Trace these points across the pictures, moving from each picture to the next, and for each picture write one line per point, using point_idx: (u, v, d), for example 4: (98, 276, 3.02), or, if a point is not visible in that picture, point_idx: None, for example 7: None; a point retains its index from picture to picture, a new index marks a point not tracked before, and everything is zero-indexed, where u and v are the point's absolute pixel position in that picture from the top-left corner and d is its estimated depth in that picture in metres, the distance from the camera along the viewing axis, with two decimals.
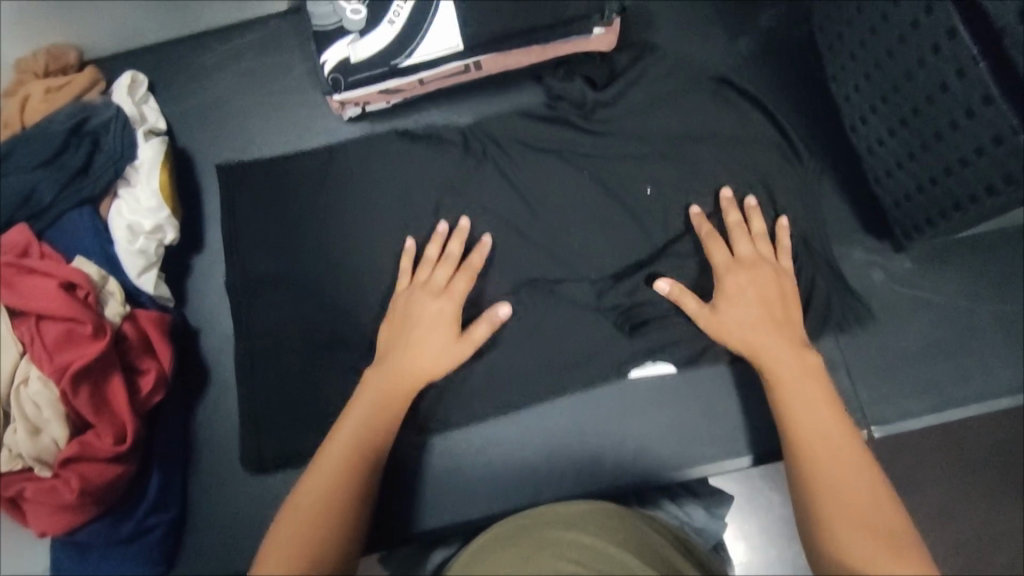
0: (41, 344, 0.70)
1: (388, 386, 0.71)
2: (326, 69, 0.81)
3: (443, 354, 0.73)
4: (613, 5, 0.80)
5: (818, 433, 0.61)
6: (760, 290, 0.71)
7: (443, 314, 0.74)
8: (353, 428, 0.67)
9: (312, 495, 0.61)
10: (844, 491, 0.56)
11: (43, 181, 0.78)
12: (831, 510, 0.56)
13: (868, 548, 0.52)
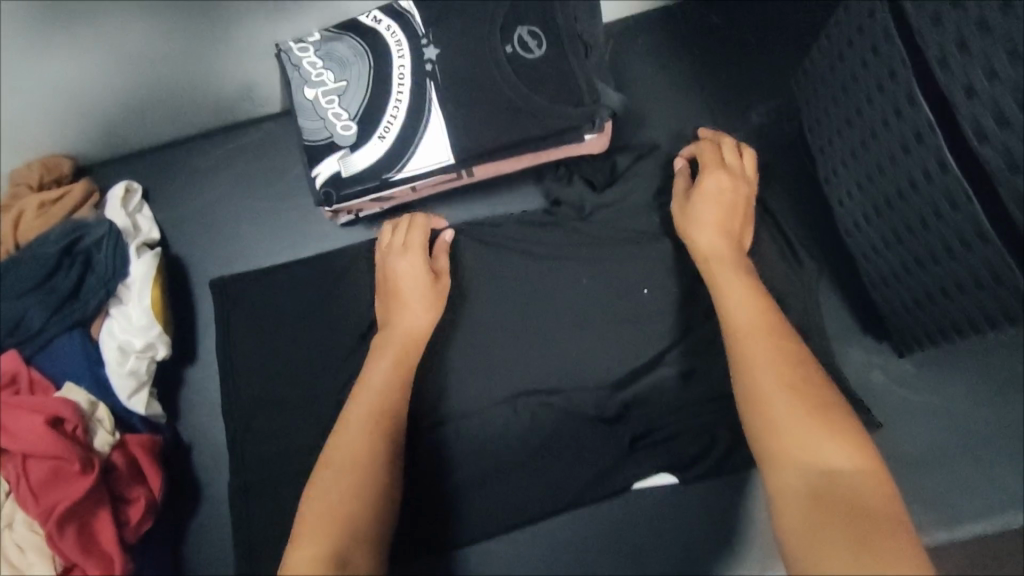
0: (26, 483, 0.68)
1: (391, 367, 0.69)
2: (318, 182, 0.81)
3: (429, 316, 0.75)
4: (604, 112, 0.80)
5: (758, 342, 0.58)
6: (728, 199, 0.73)
7: (415, 263, 0.76)
8: (360, 421, 0.63)
9: (338, 465, 0.59)
10: (791, 388, 0.53)
11: (34, 306, 0.78)
12: (775, 413, 0.52)
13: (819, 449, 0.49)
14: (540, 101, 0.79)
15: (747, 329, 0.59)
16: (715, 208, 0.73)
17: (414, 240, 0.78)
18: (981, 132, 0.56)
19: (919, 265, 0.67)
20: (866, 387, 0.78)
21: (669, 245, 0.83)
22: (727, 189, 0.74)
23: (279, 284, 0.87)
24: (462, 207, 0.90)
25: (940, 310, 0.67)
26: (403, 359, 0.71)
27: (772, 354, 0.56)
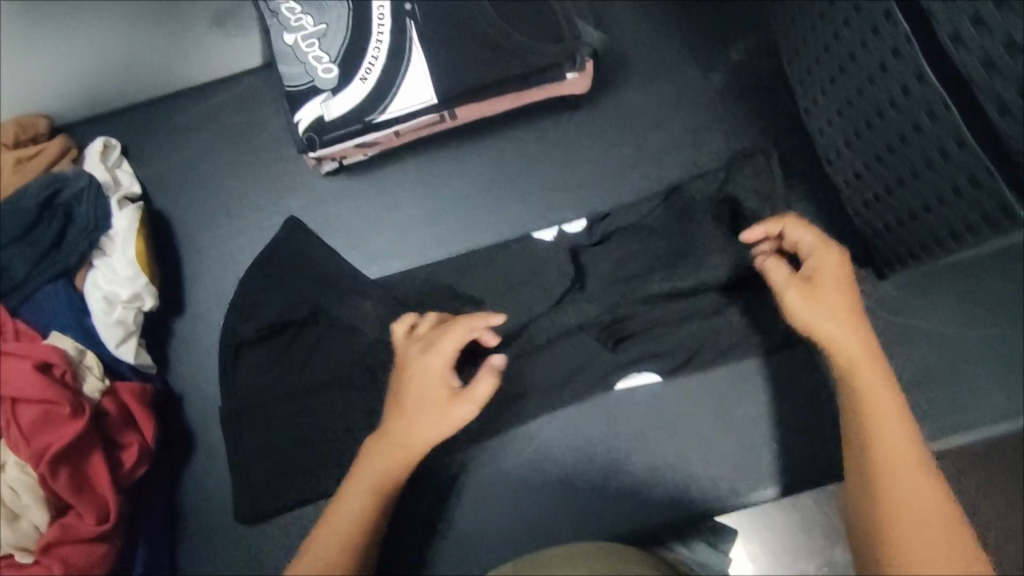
0: (17, 428, 0.68)
1: (376, 485, 0.62)
2: (301, 128, 0.80)
3: (432, 435, 0.62)
4: (586, 49, 0.81)
5: (894, 436, 0.55)
6: (845, 279, 0.61)
7: (433, 373, 0.63)
8: (350, 508, 0.62)
9: (316, 556, 0.59)
10: (929, 497, 0.52)
11: (18, 257, 0.78)
12: (921, 517, 0.51)
13: (960, 559, 0.50)
14: (520, 40, 0.80)
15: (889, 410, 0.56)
16: (843, 301, 0.59)
17: (428, 362, 0.64)
18: (956, 37, 0.57)
19: (901, 182, 0.68)
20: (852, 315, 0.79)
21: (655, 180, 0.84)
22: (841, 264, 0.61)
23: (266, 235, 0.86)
24: (446, 151, 0.90)
25: (921, 226, 0.68)
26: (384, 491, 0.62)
27: (913, 450, 0.54)
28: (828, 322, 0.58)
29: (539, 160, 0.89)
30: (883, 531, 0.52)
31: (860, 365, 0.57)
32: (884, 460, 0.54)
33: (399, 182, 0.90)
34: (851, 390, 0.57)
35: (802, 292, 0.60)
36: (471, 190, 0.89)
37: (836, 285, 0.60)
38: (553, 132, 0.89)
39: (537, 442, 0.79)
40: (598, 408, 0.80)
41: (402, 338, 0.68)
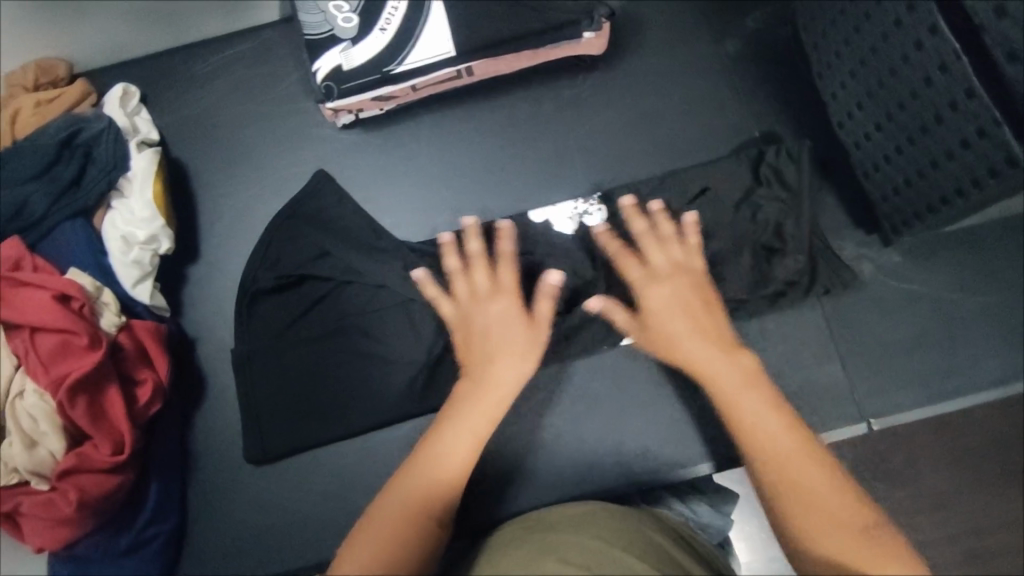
0: (37, 356, 0.69)
1: (478, 413, 0.61)
2: (319, 78, 0.82)
3: (528, 362, 0.66)
4: (602, 9, 0.82)
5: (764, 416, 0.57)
6: (678, 293, 0.69)
7: (508, 312, 0.70)
8: (457, 421, 0.60)
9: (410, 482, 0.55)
10: (803, 473, 0.52)
11: (37, 193, 0.78)
12: (793, 492, 0.52)
13: (821, 503, 0.51)
14: None
15: (738, 394, 0.59)
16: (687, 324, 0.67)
17: (501, 302, 0.71)
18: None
19: (911, 141, 0.70)
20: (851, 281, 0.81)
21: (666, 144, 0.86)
22: (678, 281, 0.71)
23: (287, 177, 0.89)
24: (461, 108, 0.91)
25: (929, 185, 0.70)
26: (487, 424, 0.61)
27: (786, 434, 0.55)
28: (673, 342, 0.66)
29: (554, 120, 0.90)
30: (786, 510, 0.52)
31: (711, 374, 0.62)
32: (755, 452, 0.55)
33: (413, 137, 0.91)
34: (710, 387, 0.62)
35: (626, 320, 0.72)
36: (486, 147, 0.90)
37: (666, 307, 0.69)
38: (568, 91, 0.90)
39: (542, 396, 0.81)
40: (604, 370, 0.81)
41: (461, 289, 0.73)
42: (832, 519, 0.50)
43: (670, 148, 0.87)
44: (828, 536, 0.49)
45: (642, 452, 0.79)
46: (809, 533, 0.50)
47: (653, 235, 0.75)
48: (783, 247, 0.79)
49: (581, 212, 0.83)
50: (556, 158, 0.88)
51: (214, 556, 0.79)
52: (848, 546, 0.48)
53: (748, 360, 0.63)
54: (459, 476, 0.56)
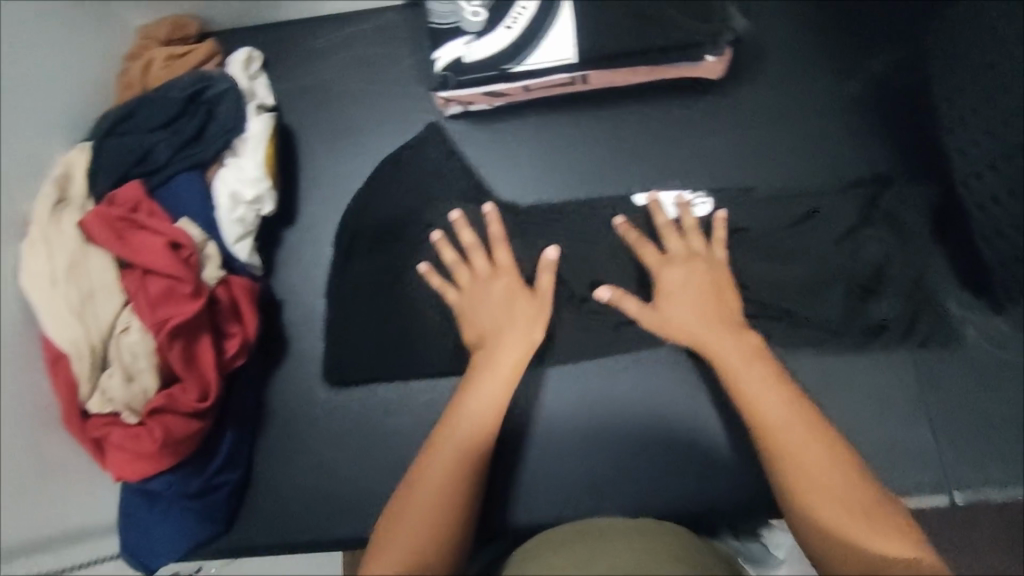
0: (144, 296, 0.73)
1: (491, 392, 0.73)
2: (437, 67, 0.83)
3: (535, 335, 0.79)
4: (727, 35, 0.82)
5: (774, 410, 0.66)
6: (693, 283, 0.79)
7: (512, 290, 0.81)
8: (480, 400, 0.72)
9: (439, 459, 0.66)
10: (809, 445, 0.63)
11: (161, 142, 0.82)
12: (792, 467, 0.62)
13: (826, 488, 0.60)
14: (669, 14, 0.81)
15: (739, 369, 0.71)
16: (700, 310, 0.77)
17: (500, 284, 0.81)
18: None
19: None
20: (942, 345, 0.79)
21: (772, 174, 0.86)
22: (705, 270, 0.80)
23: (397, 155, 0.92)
24: (569, 113, 0.91)
25: None
26: (505, 391, 0.74)
27: (792, 410, 0.66)
28: (675, 323, 0.77)
29: (661, 137, 0.89)
30: (802, 499, 0.60)
31: (716, 349, 0.74)
32: (762, 433, 0.65)
33: (517, 135, 0.92)
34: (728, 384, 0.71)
35: (647, 311, 0.79)
36: (588, 155, 0.90)
37: (680, 290, 0.79)
38: (678, 111, 0.89)
39: (620, 396, 0.84)
40: (671, 389, 0.83)
41: (460, 271, 0.83)
42: (842, 501, 0.59)
43: (774, 183, 0.86)
44: (837, 517, 0.58)
45: (659, 445, 0.82)
46: (824, 513, 0.59)
47: (673, 229, 0.83)
48: (879, 290, 0.81)
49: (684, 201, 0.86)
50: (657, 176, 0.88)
51: (277, 510, 0.83)
52: (863, 526, 0.57)
53: (754, 341, 0.74)
54: (484, 438, 0.70)
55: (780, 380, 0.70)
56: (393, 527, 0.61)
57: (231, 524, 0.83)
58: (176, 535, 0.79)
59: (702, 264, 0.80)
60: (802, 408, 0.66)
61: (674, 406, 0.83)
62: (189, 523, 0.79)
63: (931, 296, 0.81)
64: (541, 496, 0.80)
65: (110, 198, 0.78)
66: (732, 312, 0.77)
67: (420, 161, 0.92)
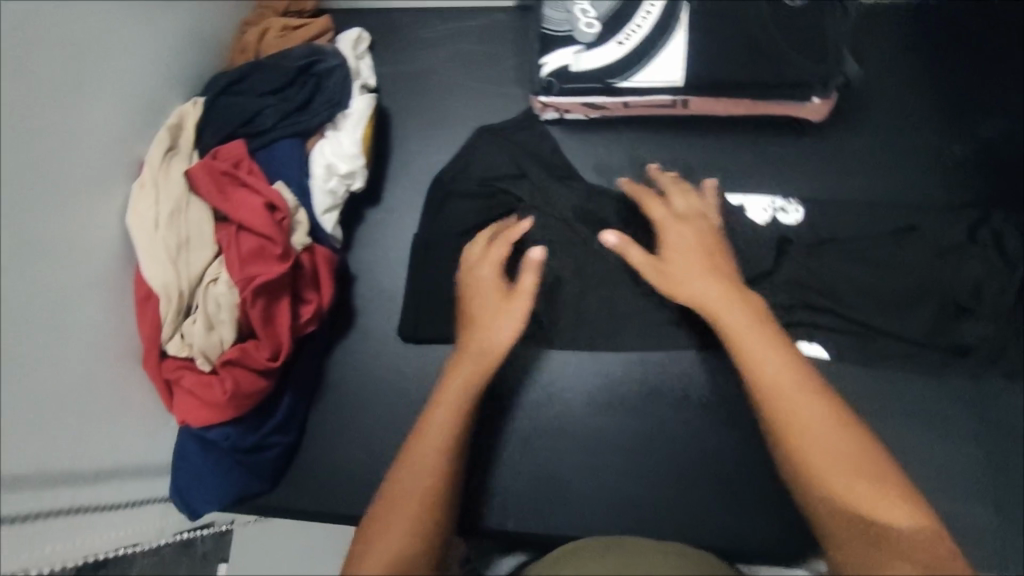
0: (236, 251, 0.75)
1: (472, 376, 0.72)
2: (543, 71, 0.85)
3: (512, 332, 0.76)
4: (838, 79, 0.82)
5: (780, 370, 0.62)
6: (699, 238, 0.75)
7: (490, 279, 0.79)
8: (457, 391, 0.71)
9: (413, 468, 0.64)
10: (816, 424, 0.59)
11: (270, 107, 0.85)
12: (798, 430, 0.59)
13: (832, 453, 0.57)
14: (783, 50, 0.80)
15: (744, 333, 0.65)
16: (687, 264, 0.73)
17: (485, 271, 0.80)
18: None
19: None
20: (998, 415, 0.82)
21: (863, 223, 0.86)
22: (694, 228, 0.77)
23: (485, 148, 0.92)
24: (663, 135, 0.92)
25: None
26: (485, 368, 0.73)
27: (803, 386, 0.61)
28: (684, 285, 0.71)
29: (752, 173, 0.90)
30: (808, 466, 0.57)
31: (716, 305, 0.69)
32: (769, 408, 0.61)
33: (607, 150, 0.93)
34: (730, 343, 0.66)
35: (653, 269, 0.74)
36: (677, 180, 0.91)
37: (683, 244, 0.75)
38: (771, 150, 0.90)
39: (614, 405, 0.87)
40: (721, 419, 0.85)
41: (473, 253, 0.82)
42: (851, 465, 0.57)
43: (860, 234, 0.85)
44: (846, 484, 0.56)
45: (687, 457, 0.84)
46: (829, 480, 0.56)
47: (671, 185, 0.82)
48: (920, 338, 0.82)
49: (778, 208, 0.87)
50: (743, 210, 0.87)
51: (325, 477, 0.85)
52: (869, 490, 0.55)
53: (756, 300, 0.70)
54: (465, 411, 0.70)
55: (778, 335, 0.66)
56: (367, 544, 0.58)
57: (277, 483, 0.85)
58: (224, 488, 0.81)
59: (706, 225, 0.77)
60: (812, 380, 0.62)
61: (710, 424, 0.85)
62: (238, 477, 0.81)
63: (1004, 347, 0.81)
64: (549, 500, 0.84)
65: (214, 152, 0.81)
66: (726, 270, 0.72)
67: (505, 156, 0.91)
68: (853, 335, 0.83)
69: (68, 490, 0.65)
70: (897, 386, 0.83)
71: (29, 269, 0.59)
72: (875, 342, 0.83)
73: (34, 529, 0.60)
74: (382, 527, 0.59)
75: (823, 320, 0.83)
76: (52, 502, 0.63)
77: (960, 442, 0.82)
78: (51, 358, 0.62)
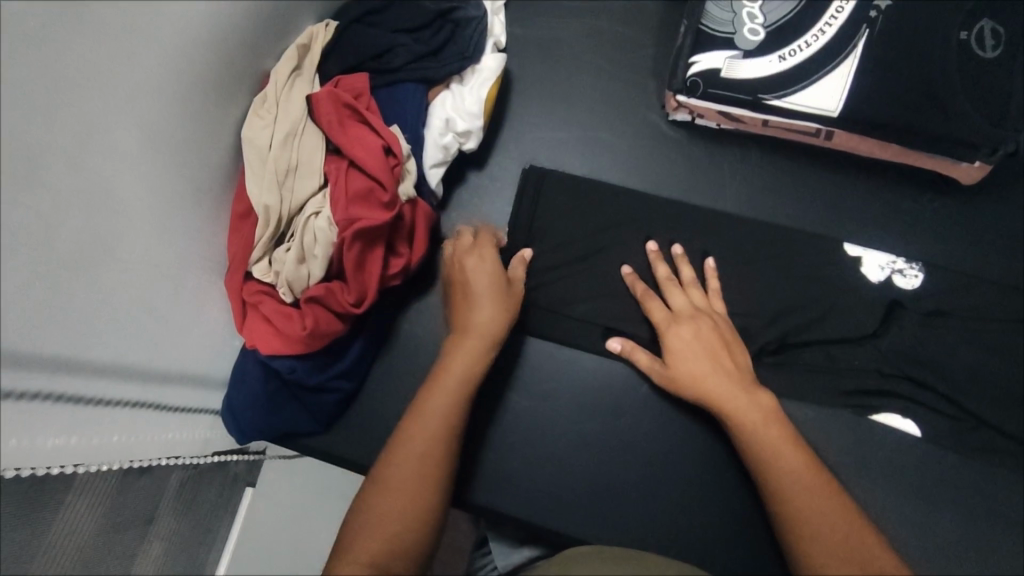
0: (343, 189, 0.73)
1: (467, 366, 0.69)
2: (692, 69, 0.79)
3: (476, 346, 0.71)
4: (1010, 146, 0.74)
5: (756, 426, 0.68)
6: (703, 339, 0.73)
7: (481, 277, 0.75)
8: (449, 385, 0.67)
9: (400, 463, 0.61)
10: (811, 495, 0.62)
11: (401, 46, 0.81)
12: (783, 491, 0.63)
13: (811, 508, 0.61)
14: (958, 102, 0.74)
15: (711, 382, 0.71)
16: (698, 353, 0.73)
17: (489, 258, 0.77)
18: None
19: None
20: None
21: (991, 304, 0.79)
22: (701, 328, 0.74)
23: (604, 139, 0.90)
24: (795, 163, 0.86)
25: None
26: (472, 352, 0.70)
27: (795, 458, 0.65)
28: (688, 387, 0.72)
29: (881, 224, 0.84)
30: (798, 528, 0.60)
31: (726, 399, 0.70)
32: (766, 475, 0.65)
33: (732, 165, 0.87)
34: (699, 393, 0.71)
35: (640, 291, 0.79)
36: (800, 212, 0.85)
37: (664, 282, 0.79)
38: (907, 204, 0.84)
39: (608, 409, 0.81)
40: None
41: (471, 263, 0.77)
42: (821, 519, 0.60)
43: (986, 316, 0.79)
44: (823, 537, 0.59)
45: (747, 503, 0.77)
46: (810, 536, 0.59)
47: (674, 281, 0.79)
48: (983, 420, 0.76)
49: (897, 269, 0.81)
50: (860, 262, 0.81)
51: (373, 431, 0.84)
52: (842, 536, 0.59)
53: (731, 338, 0.75)
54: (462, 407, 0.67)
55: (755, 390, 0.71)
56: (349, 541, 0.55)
57: (327, 427, 0.84)
58: (280, 418, 0.80)
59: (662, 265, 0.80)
60: (804, 453, 0.66)
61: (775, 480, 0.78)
62: (294, 412, 0.81)
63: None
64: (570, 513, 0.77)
65: (337, 81, 0.78)
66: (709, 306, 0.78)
67: (625, 153, 0.89)
68: (953, 419, 0.77)
69: (140, 386, 0.64)
70: (992, 483, 0.76)
71: (137, 162, 0.57)
72: (972, 433, 0.76)
73: (105, 416, 0.60)
74: (366, 522, 0.57)
75: (922, 396, 0.77)
76: (123, 395, 0.62)
77: None
78: (143, 257, 0.61)
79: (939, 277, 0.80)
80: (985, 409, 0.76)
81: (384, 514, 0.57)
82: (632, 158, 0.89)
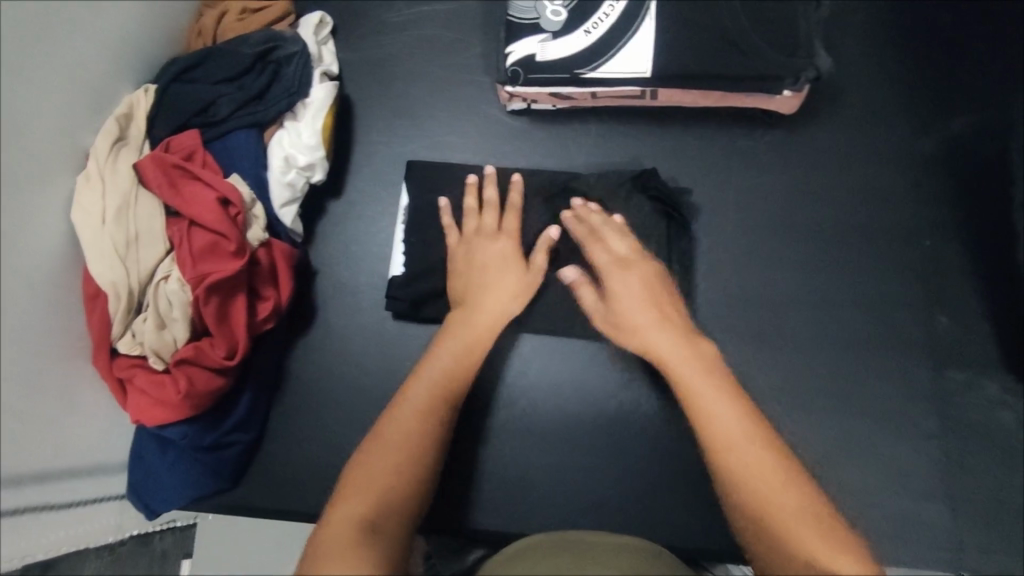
0: (188, 248, 0.74)
1: (400, 428, 0.63)
2: (509, 60, 0.82)
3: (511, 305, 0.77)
4: (810, 72, 0.79)
5: (709, 392, 0.63)
6: (646, 285, 0.74)
7: (504, 253, 0.79)
8: (388, 444, 0.61)
9: (345, 512, 0.55)
10: (757, 480, 0.56)
11: (225, 96, 0.82)
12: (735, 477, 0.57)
13: (766, 495, 0.55)
14: (754, 43, 0.79)
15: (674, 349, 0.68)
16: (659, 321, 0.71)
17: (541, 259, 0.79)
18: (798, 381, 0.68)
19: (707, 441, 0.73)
20: (961, 418, 0.79)
21: (827, 222, 0.85)
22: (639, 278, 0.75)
23: (452, 142, 0.91)
24: (635, 126, 0.89)
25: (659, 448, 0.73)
26: (485, 333, 0.74)
27: (723, 401, 0.62)
28: (644, 337, 0.70)
29: (725, 167, 0.87)
30: (767, 529, 0.54)
31: (677, 364, 0.66)
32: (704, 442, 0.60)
33: (576, 141, 0.90)
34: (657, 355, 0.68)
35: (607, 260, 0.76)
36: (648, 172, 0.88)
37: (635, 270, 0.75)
38: (743, 142, 0.87)
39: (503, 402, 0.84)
40: (687, 428, 0.82)
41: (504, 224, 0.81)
42: (786, 511, 0.54)
43: (824, 232, 0.85)
44: (801, 542, 0.52)
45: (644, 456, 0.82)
46: (778, 548, 0.52)
47: (601, 230, 0.78)
48: (832, 331, 0.82)
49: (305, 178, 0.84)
50: (274, 143, 0.84)
51: (283, 475, 0.84)
52: (801, 519, 0.54)
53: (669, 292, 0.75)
54: (460, 377, 0.69)
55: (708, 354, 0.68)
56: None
57: (237, 482, 0.84)
58: (184, 487, 0.80)
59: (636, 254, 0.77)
60: (726, 386, 0.63)
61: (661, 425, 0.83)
62: (198, 476, 0.80)
63: (957, 345, 0.81)
64: (486, 506, 0.81)
65: (166, 143, 0.79)
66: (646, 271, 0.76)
67: (474, 152, 0.91)
68: (814, 335, 0.82)
69: (15, 493, 0.62)
70: (863, 385, 0.81)
71: None
72: (830, 341, 0.82)
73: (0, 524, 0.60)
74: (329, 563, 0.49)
75: (782, 320, 0.82)
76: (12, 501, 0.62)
77: (930, 442, 0.79)
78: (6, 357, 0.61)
79: (778, 206, 0.85)
80: (831, 320, 0.82)
81: (375, 472, 0.59)
82: (481, 154, 0.91)
